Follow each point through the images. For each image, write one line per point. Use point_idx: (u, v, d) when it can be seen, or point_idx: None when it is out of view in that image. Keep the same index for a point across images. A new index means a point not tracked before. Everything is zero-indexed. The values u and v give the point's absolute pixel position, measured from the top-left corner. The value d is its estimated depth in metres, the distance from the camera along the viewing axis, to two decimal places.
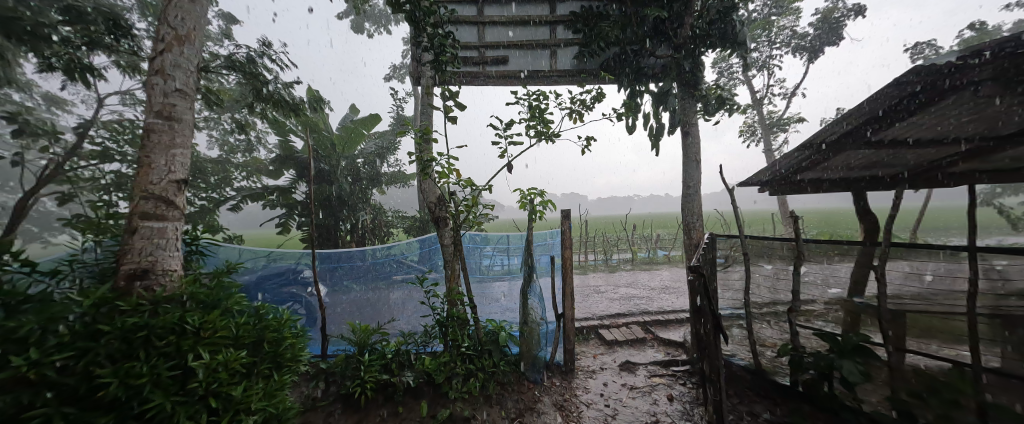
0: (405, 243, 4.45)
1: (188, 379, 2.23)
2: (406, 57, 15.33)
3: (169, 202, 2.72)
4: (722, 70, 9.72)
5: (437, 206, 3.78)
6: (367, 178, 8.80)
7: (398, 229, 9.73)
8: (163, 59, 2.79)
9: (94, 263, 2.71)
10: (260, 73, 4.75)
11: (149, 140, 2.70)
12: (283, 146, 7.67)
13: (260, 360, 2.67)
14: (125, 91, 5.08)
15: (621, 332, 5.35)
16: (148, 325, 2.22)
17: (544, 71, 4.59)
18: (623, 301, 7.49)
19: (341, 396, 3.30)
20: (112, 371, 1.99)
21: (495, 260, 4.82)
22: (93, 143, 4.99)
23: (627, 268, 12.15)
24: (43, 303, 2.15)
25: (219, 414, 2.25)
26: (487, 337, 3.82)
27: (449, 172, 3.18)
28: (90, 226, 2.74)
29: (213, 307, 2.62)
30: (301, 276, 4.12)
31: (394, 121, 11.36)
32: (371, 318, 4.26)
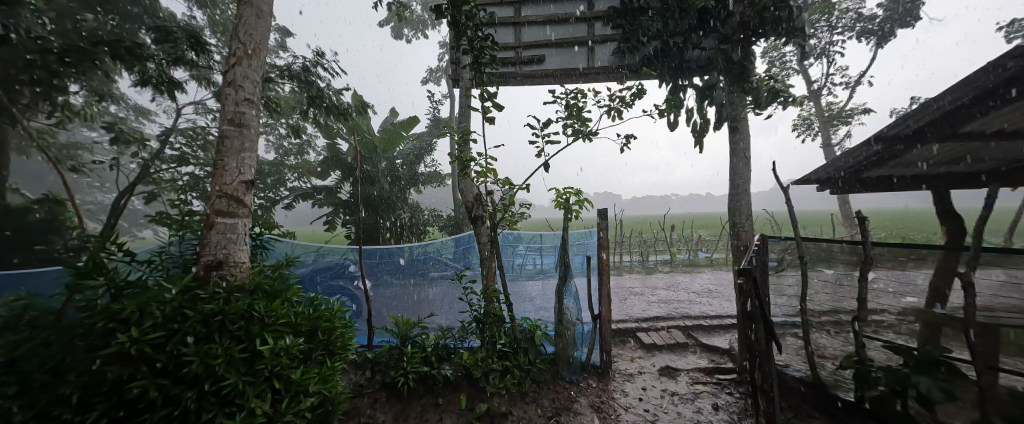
0: (441, 242, 4.65)
1: (255, 361, 2.48)
2: (442, 60, 15.71)
3: (239, 201, 3.00)
4: (775, 60, 9.02)
5: (475, 206, 3.86)
6: (405, 178, 9.18)
7: (434, 227, 10.06)
8: (235, 71, 3.10)
9: (179, 255, 3.07)
10: (314, 81, 5.14)
11: (223, 145, 3.01)
12: (330, 148, 8.20)
13: (315, 347, 2.90)
14: (200, 103, 5.71)
15: (660, 336, 5.17)
16: (222, 311, 2.49)
17: (582, 69, 4.52)
18: (661, 304, 7.23)
19: (386, 385, 3.46)
20: (195, 351, 2.25)
21: (528, 259, 4.88)
22: (172, 148, 5.64)
23: (665, 270, 11.67)
24: (141, 289, 2.47)
25: (282, 393, 2.51)
26: (523, 336, 3.86)
27: (488, 173, 3.22)
28: (175, 222, 3.10)
29: (275, 297, 2.88)
30: (348, 270, 4.40)
31: (432, 123, 11.73)
32: (411, 312, 4.44)
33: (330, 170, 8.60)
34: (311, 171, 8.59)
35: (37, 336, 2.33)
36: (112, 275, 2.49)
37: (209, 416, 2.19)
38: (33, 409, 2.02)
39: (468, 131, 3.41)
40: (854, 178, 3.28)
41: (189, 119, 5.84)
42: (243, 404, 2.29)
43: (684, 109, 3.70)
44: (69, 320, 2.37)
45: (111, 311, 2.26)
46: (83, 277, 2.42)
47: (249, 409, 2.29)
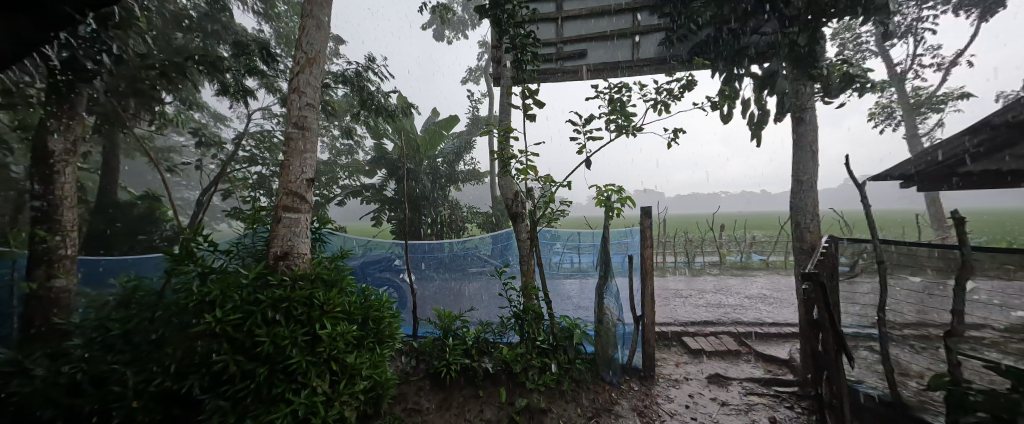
0: (479, 238, 4.74)
1: (315, 344, 2.71)
2: (481, 60, 15.91)
3: (301, 197, 3.27)
4: (848, 42, 8.06)
5: (515, 203, 3.90)
6: (446, 176, 9.48)
7: (473, 224, 10.28)
8: (298, 79, 3.38)
9: (252, 245, 3.42)
10: (365, 85, 5.47)
11: (288, 147, 3.31)
12: (377, 148, 8.67)
13: (367, 334, 3.10)
14: (266, 109, 6.31)
15: (709, 343, 4.88)
16: (288, 297, 2.75)
17: (626, 62, 4.36)
18: (710, 308, 6.81)
19: (430, 374, 3.60)
20: (267, 332, 2.53)
21: (564, 258, 4.85)
22: (244, 151, 6.28)
23: (714, 273, 10.94)
24: (221, 275, 2.80)
25: (339, 374, 2.72)
26: (562, 334, 3.84)
27: (530, 171, 3.20)
28: (249, 216, 3.45)
29: (332, 286, 3.12)
30: (394, 264, 4.64)
31: (471, 121, 11.96)
32: (453, 306, 4.58)
33: (377, 168, 9.09)
34: (360, 170, 9.14)
35: (144, 311, 2.73)
36: (200, 262, 2.84)
37: (278, 391, 2.45)
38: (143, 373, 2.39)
39: (510, 128, 3.42)
40: (949, 172, 2.86)
41: (257, 124, 6.48)
42: (306, 383, 2.53)
43: (740, 100, 3.44)
44: (169, 300, 2.76)
45: (200, 294, 2.60)
46: (178, 263, 2.79)
47: (310, 388, 2.52)
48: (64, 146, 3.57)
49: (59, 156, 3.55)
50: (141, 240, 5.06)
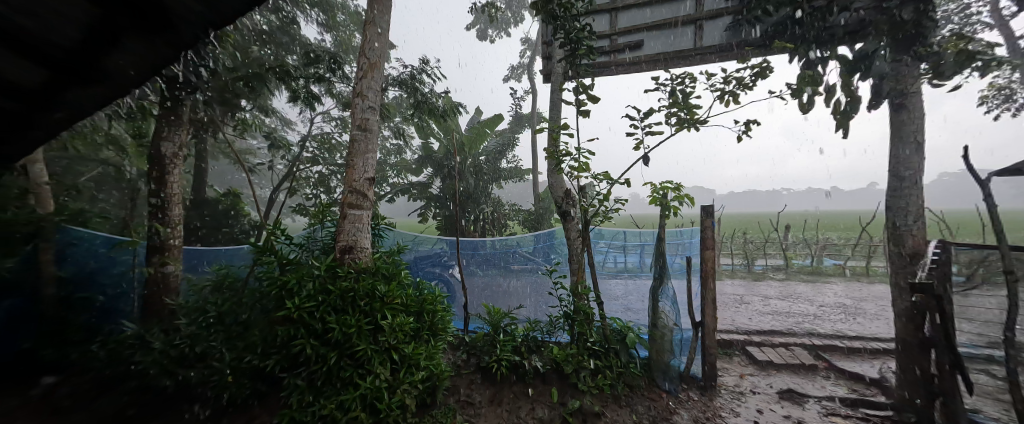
0: (522, 237, 4.74)
1: (377, 333, 2.87)
2: (524, 57, 15.89)
3: (363, 194, 3.47)
4: (953, 15, 6.93)
5: (565, 201, 3.86)
6: (489, 174, 9.61)
7: (515, 222, 10.33)
8: (362, 83, 3.59)
9: (321, 239, 3.70)
10: (418, 87, 5.71)
11: (353, 148, 3.52)
12: (424, 148, 8.99)
13: (423, 326, 3.23)
14: (328, 113, 6.82)
15: (777, 355, 4.46)
16: (354, 288, 2.95)
17: (686, 51, 4.09)
18: (775, 317, 6.25)
19: (480, 368, 3.67)
20: (336, 321, 2.74)
21: (610, 257, 4.70)
22: (309, 152, 6.84)
23: (777, 278, 10.01)
24: (297, 266, 3.08)
25: (399, 363, 2.87)
26: (614, 336, 3.75)
27: (585, 168, 3.10)
28: (318, 212, 3.74)
29: (390, 279, 3.29)
30: (443, 259, 4.79)
31: (514, 119, 12.01)
32: (501, 303, 4.62)
33: (424, 167, 9.44)
34: (409, 169, 9.57)
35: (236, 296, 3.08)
36: (279, 253, 3.13)
37: (347, 375, 2.65)
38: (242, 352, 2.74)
39: (563, 125, 3.34)
40: None
41: (320, 127, 7.01)
42: (370, 369, 2.70)
43: (823, 86, 3.09)
44: (257, 287, 3.11)
45: (280, 283, 2.88)
46: (261, 254, 3.10)
47: (374, 374, 2.69)
48: (172, 151, 4.13)
49: (169, 160, 4.12)
50: (226, 233, 5.72)
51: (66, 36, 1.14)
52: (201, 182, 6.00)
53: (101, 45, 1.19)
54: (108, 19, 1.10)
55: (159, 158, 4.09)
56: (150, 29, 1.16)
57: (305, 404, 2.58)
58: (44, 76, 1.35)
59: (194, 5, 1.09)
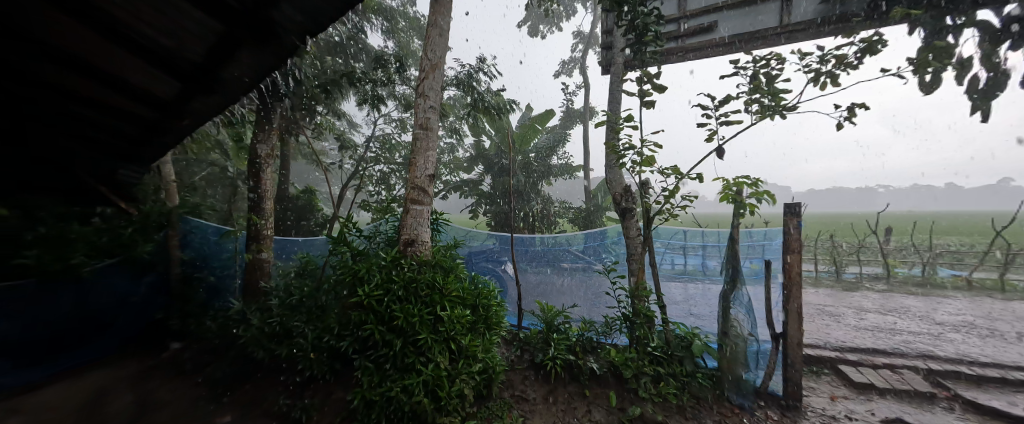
0: (572, 234, 4.60)
1: (437, 324, 2.98)
2: (575, 51, 15.56)
3: (424, 190, 3.61)
4: None
5: (624, 198, 3.76)
6: (539, 171, 9.57)
7: (564, 220, 10.17)
8: (424, 84, 3.75)
9: (386, 232, 3.95)
10: (474, 86, 5.84)
11: (416, 145, 3.69)
12: (476, 146, 9.19)
13: (479, 319, 3.30)
14: (389, 114, 7.27)
15: (878, 377, 3.86)
16: (416, 280, 3.10)
17: (770, 30, 3.66)
18: (872, 333, 5.41)
19: (534, 365, 3.68)
20: (400, 310, 2.90)
21: (669, 258, 4.40)
22: (373, 152, 7.36)
23: (874, 289, 8.66)
24: (366, 257, 3.32)
25: (457, 354, 2.96)
26: (678, 343, 3.55)
27: (651, 162, 2.92)
28: (383, 207, 3.99)
29: (448, 272, 3.40)
30: (495, 255, 4.84)
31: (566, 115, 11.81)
32: (555, 301, 4.56)
33: (475, 165, 9.66)
34: (462, 167, 9.87)
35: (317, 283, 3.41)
36: (351, 245, 3.39)
37: (409, 361, 2.79)
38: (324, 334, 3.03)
39: (626, 117, 3.16)
40: None
41: (382, 128, 7.50)
42: (432, 358, 2.82)
43: (955, 60, 2.57)
44: (333, 275, 3.42)
45: (353, 272, 3.14)
46: (336, 245, 3.39)
47: (435, 363, 2.81)
48: (266, 152, 4.71)
49: (263, 159, 4.68)
50: (305, 225, 6.41)
51: (200, 51, 1.49)
52: (286, 180, 6.75)
53: (220, 58, 1.49)
54: (230, 33, 1.31)
55: (256, 158, 4.67)
56: (260, 42, 1.33)
57: (373, 385, 2.78)
58: (180, 85, 1.80)
59: (294, 15, 1.19)
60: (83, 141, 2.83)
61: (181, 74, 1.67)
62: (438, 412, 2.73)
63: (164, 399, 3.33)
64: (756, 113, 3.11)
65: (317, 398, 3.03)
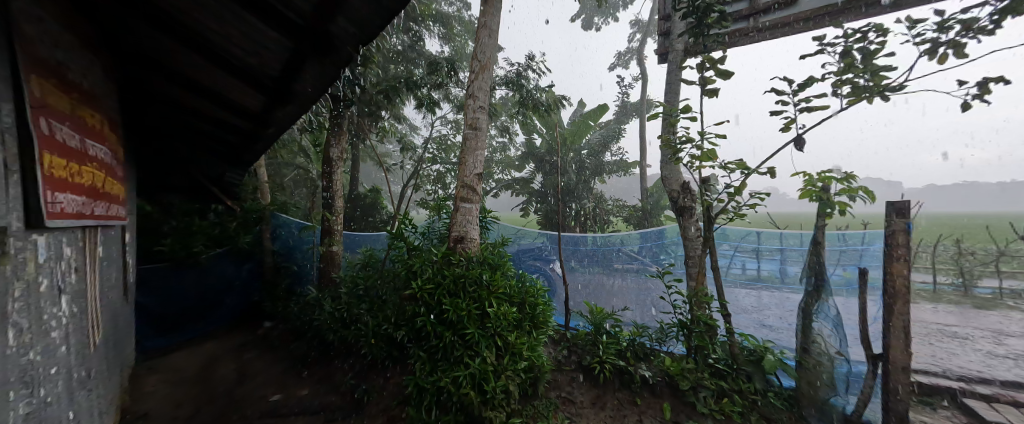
0: (625, 234, 4.38)
1: (484, 320, 3.05)
2: (632, 40, 14.78)
3: (472, 189, 3.69)
4: None
5: (682, 195, 3.65)
6: (591, 168, 9.28)
7: (619, 219, 9.77)
8: (474, 84, 3.83)
9: (438, 228, 4.12)
10: (524, 84, 5.85)
11: (466, 145, 3.80)
12: (527, 144, 9.13)
13: (525, 317, 3.30)
14: (444, 116, 7.59)
15: (1022, 419, 3.10)
16: (464, 275, 3.20)
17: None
18: (1014, 364, 4.36)
19: (582, 367, 3.59)
20: (450, 304, 3.02)
21: (740, 262, 3.88)
22: (430, 153, 7.76)
23: (1019, 309, 6.96)
24: (420, 252, 3.50)
25: (503, 350, 3.00)
26: (745, 356, 3.22)
27: (711, 156, 2.66)
28: (436, 204, 4.17)
29: (495, 268, 3.45)
30: (544, 253, 4.79)
31: (621, 109, 11.31)
32: (606, 302, 4.39)
33: (525, 163, 9.58)
34: (513, 165, 9.95)
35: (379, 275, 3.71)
36: (406, 240, 3.60)
37: (457, 354, 2.89)
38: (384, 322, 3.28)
39: (684, 107, 2.90)
40: None
41: (438, 130, 7.86)
42: (479, 352, 2.89)
43: None
44: (391, 268, 3.66)
45: (408, 266, 3.34)
46: (394, 240, 3.62)
47: (482, 357, 2.87)
48: (337, 155, 5.20)
49: (334, 162, 5.19)
50: (370, 222, 6.99)
51: (275, 66, 1.67)
52: (355, 180, 7.42)
53: (291, 71, 1.66)
54: (297, 48, 1.45)
55: (329, 161, 5.19)
56: (320, 54, 1.45)
57: (425, 373, 2.91)
58: (264, 97, 2.06)
59: (348, 27, 1.27)
60: (203, 147, 3.51)
61: (259, 86, 1.92)
62: (485, 406, 2.76)
63: (257, 369, 3.85)
64: (847, 97, 2.68)
65: (377, 381, 3.28)
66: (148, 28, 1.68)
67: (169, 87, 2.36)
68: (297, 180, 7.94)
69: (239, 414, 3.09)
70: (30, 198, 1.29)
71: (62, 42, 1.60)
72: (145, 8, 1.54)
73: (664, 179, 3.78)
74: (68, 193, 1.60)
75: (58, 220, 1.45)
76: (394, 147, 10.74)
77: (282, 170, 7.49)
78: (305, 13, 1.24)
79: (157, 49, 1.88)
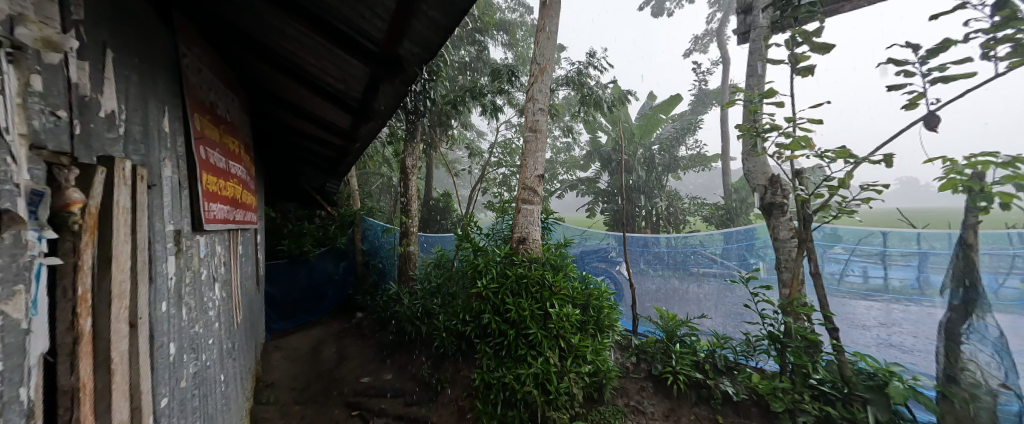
0: (705, 234, 3.96)
1: (547, 320, 3.08)
2: (712, 21, 13.43)
3: (532, 190, 3.74)
4: None
5: (769, 190, 3.26)
6: (663, 164, 8.68)
7: (696, 218, 8.98)
8: (533, 87, 3.89)
9: (502, 229, 4.26)
10: (586, 82, 5.75)
11: (527, 147, 3.86)
12: (592, 142, 8.92)
13: (589, 320, 3.24)
14: (509, 121, 7.81)
15: None
16: (527, 275, 3.27)
17: None
18: None
19: (653, 377, 3.42)
20: (513, 303, 3.12)
21: (858, 268, 3.20)
22: (495, 157, 8.09)
23: None
24: (485, 252, 3.66)
25: (566, 352, 3.01)
26: (859, 379, 2.71)
27: (804, 144, 2.32)
28: (500, 206, 4.32)
29: (558, 269, 3.47)
30: (610, 255, 4.62)
31: (697, 98, 10.38)
32: (679, 309, 4.08)
33: (591, 162, 9.31)
34: (578, 165, 9.84)
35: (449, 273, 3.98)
36: (472, 241, 3.79)
37: (521, 352, 2.97)
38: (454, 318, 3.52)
39: (769, 90, 2.57)
40: None
41: (503, 134, 8.13)
42: (541, 352, 2.94)
43: None
44: (460, 267, 3.91)
45: (474, 265, 3.52)
46: (462, 241, 3.86)
47: (544, 357, 2.92)
48: (412, 164, 5.72)
49: (410, 170, 5.72)
50: (443, 224, 7.53)
51: (359, 91, 1.94)
52: (429, 185, 8.07)
53: (371, 92, 1.90)
54: (375, 74, 1.66)
55: (405, 169, 5.74)
56: (394, 77, 1.64)
57: (491, 369, 3.05)
58: (351, 117, 2.39)
59: (415, 50, 1.42)
60: (309, 162, 4.17)
61: (347, 108, 2.23)
62: (548, 406, 2.78)
63: (351, 353, 4.42)
64: (1006, 58, 2.10)
65: (449, 372, 3.51)
66: (267, 66, 2.07)
67: (286, 114, 2.88)
68: (382, 187, 8.92)
69: (338, 391, 3.59)
70: (194, 207, 1.69)
71: (216, 87, 2.07)
72: (267, 53, 1.91)
73: (746, 174, 3.41)
74: (218, 203, 2.06)
75: (212, 225, 1.89)
76: (463, 153, 11.44)
77: (370, 180, 8.47)
78: (379, 42, 1.42)
79: (275, 83, 2.31)
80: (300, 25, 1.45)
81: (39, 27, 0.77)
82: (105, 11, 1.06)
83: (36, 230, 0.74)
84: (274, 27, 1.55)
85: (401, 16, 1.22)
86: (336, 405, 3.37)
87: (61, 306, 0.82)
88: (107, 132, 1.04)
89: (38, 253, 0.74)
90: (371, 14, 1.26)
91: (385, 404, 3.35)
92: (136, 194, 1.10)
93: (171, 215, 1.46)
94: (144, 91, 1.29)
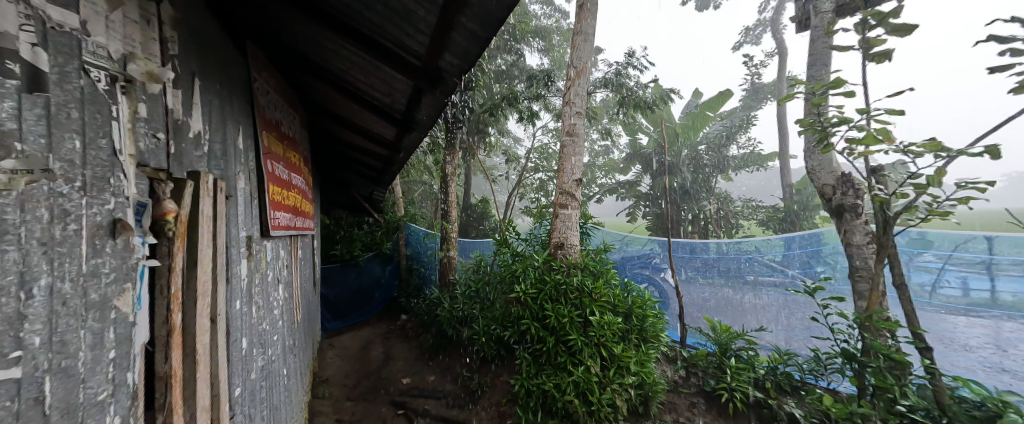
0: (762, 239, 3.62)
1: (587, 327, 3.01)
2: (766, 9, 12.45)
3: (570, 194, 3.67)
4: None
5: (838, 191, 2.94)
6: (711, 165, 8.15)
7: (751, 222, 8.30)
8: (571, 90, 3.85)
9: (539, 234, 4.24)
10: (625, 83, 5.58)
11: (564, 152, 3.82)
12: (632, 145, 8.62)
13: (632, 329, 3.12)
14: (546, 126, 7.81)
15: None
16: (565, 282, 3.22)
17: None
18: None
19: (705, 392, 3.22)
20: (551, 309, 3.09)
21: (954, 279, 2.73)
22: (532, 162, 8.12)
23: None
24: (523, 257, 3.67)
25: (609, 361, 2.92)
26: (960, 408, 2.33)
27: (882, 136, 2.06)
28: (537, 211, 4.31)
29: (598, 276, 3.39)
30: (654, 262, 4.43)
31: (749, 92, 9.64)
32: (733, 320, 3.79)
33: (631, 165, 9.01)
34: (617, 168, 9.56)
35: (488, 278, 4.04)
36: (510, 246, 3.82)
37: (561, 360, 2.92)
38: (494, 323, 3.56)
39: (837, 80, 2.32)
40: None
41: (540, 140, 8.14)
42: (582, 361, 2.88)
43: None
44: (499, 273, 3.96)
45: (512, 270, 3.54)
46: (500, 246, 3.90)
47: (585, 366, 2.85)
48: (452, 171, 5.89)
49: (450, 177, 5.89)
50: (482, 229, 7.67)
51: (403, 103, 2.04)
52: (469, 192, 8.27)
53: (414, 103, 1.99)
54: (417, 87, 1.74)
55: (445, 177, 5.92)
56: (434, 89, 1.71)
57: (530, 376, 3.02)
58: (395, 128, 2.52)
59: (455, 61, 1.47)
60: (358, 172, 4.45)
61: (392, 119, 2.35)
62: (590, 417, 2.69)
63: (396, 353, 4.63)
64: None
65: (489, 376, 3.54)
66: (322, 85, 2.26)
67: (338, 129, 3.12)
68: (424, 195, 9.31)
69: (385, 390, 3.76)
70: (262, 215, 1.87)
71: (280, 106, 2.29)
72: (321, 73, 2.07)
73: (811, 173, 3.10)
74: (282, 211, 2.26)
75: (277, 231, 2.07)
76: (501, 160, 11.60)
77: (413, 187, 8.86)
78: (420, 56, 1.48)
79: (330, 100, 2.51)
80: (350, 45, 1.56)
81: (144, 62, 0.91)
82: (194, 45, 1.22)
83: (141, 235, 0.86)
84: (329, 49, 1.68)
85: (442, 31, 1.27)
86: (384, 403, 3.52)
87: (159, 301, 0.94)
88: (195, 151, 1.19)
89: (141, 256, 0.86)
90: (415, 30, 1.32)
91: (428, 404, 3.44)
92: (217, 205, 1.24)
93: (244, 222, 1.63)
94: (224, 113, 1.46)
